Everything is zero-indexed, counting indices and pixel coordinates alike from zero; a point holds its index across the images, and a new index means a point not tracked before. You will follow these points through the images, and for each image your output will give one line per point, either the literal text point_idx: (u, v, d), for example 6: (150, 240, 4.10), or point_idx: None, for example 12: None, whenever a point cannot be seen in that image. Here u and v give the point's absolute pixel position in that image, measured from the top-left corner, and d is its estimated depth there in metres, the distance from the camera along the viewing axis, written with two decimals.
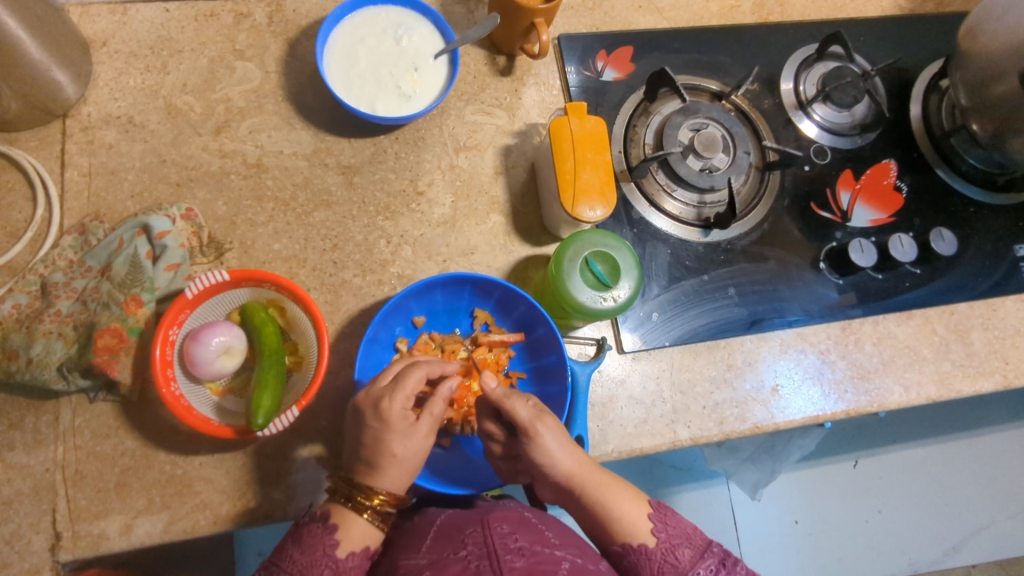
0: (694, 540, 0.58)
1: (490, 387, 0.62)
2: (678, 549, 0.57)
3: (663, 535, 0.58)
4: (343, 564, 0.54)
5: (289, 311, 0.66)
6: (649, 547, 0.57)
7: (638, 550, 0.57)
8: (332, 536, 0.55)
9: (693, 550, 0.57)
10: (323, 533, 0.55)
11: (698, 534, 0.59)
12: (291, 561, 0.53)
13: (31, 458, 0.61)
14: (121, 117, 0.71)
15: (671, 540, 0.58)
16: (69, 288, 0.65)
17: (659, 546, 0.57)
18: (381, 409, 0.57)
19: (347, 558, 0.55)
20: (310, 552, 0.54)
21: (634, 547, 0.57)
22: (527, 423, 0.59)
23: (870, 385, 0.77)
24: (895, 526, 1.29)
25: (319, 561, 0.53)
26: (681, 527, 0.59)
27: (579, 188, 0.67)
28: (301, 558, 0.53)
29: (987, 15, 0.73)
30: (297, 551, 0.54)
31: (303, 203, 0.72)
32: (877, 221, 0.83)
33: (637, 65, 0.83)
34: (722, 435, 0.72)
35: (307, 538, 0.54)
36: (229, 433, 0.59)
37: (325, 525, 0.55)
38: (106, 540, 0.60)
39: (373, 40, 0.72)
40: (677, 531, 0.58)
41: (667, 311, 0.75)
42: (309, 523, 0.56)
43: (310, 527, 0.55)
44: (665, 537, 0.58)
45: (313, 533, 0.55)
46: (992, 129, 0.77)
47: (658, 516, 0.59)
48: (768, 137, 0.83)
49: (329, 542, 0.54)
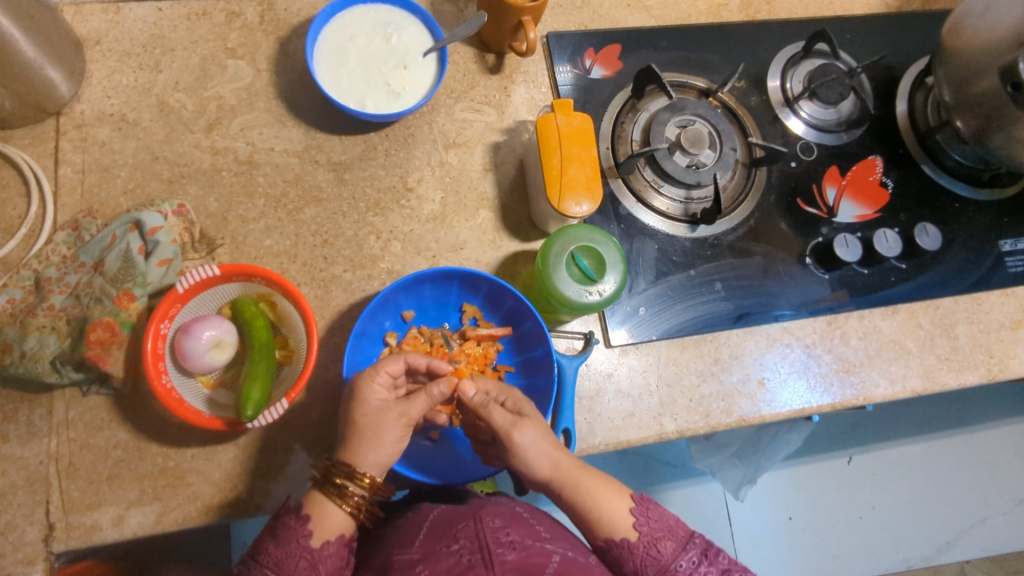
0: (677, 532, 0.59)
1: (469, 395, 0.63)
2: (660, 542, 0.58)
3: (645, 529, 0.58)
4: (318, 554, 0.54)
5: (279, 306, 0.67)
6: (631, 542, 0.58)
7: (621, 545, 0.58)
8: (306, 526, 0.55)
9: (675, 542, 0.58)
10: (297, 525, 0.55)
11: (680, 525, 0.60)
12: (267, 554, 0.54)
13: (25, 450, 0.62)
14: (114, 115, 0.72)
15: (653, 533, 0.58)
16: (62, 283, 0.66)
17: (641, 540, 0.58)
18: (361, 402, 0.59)
19: (322, 548, 0.55)
20: (286, 544, 0.54)
21: (617, 542, 0.58)
22: (505, 428, 0.60)
23: (855, 378, 0.78)
24: (888, 522, 1.30)
25: (294, 552, 0.54)
26: (662, 521, 0.59)
27: (565, 183, 0.68)
28: (276, 551, 0.54)
29: (970, 12, 0.75)
30: (272, 544, 0.54)
31: (294, 199, 0.73)
32: (863, 217, 0.84)
33: (625, 63, 0.83)
34: (708, 427, 0.73)
35: (282, 531, 0.55)
36: (219, 425, 0.60)
37: (300, 517, 0.55)
38: (99, 530, 0.61)
39: (362, 38, 0.73)
40: (659, 524, 0.59)
41: (653, 305, 0.76)
42: (283, 515, 0.56)
43: (285, 519, 0.56)
44: (647, 531, 0.58)
45: (287, 525, 0.55)
46: (975, 126, 0.78)
47: (640, 509, 0.60)
48: (754, 134, 0.84)
49: (303, 533, 0.54)
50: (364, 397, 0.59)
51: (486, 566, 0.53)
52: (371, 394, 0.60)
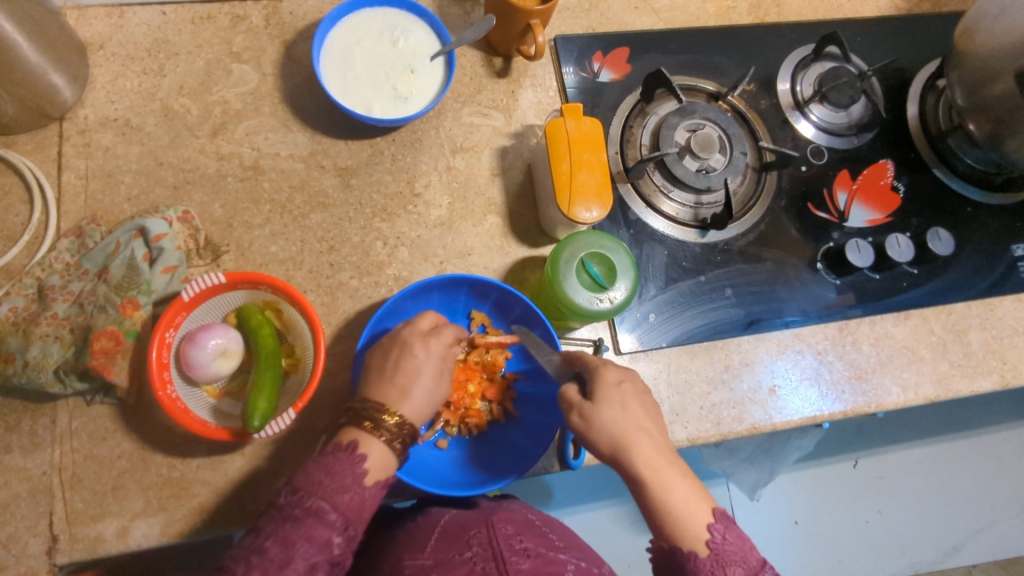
0: (749, 561, 0.55)
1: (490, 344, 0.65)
2: (728, 567, 0.54)
3: (719, 548, 0.55)
4: (366, 491, 0.54)
5: (285, 314, 0.66)
6: (699, 558, 0.54)
7: (688, 557, 0.55)
8: (355, 455, 0.55)
9: (745, 571, 0.54)
10: (346, 454, 0.55)
11: (754, 554, 0.56)
12: (320, 486, 0.53)
13: (28, 461, 0.61)
14: (118, 120, 0.71)
15: (726, 556, 0.54)
16: (66, 291, 0.65)
17: (709, 559, 0.54)
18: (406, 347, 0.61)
19: (372, 485, 0.55)
20: (340, 479, 0.54)
21: (684, 553, 0.55)
22: (578, 403, 0.61)
23: (868, 385, 0.77)
24: (896, 527, 1.29)
25: (350, 486, 0.54)
26: (738, 545, 0.56)
27: (574, 189, 0.67)
28: (327, 480, 0.54)
29: (984, 15, 0.73)
30: (326, 478, 0.54)
31: (300, 204, 0.72)
32: (874, 221, 0.83)
33: (633, 66, 0.83)
34: (719, 435, 0.72)
35: (331, 462, 0.55)
36: (225, 436, 0.59)
37: (351, 452, 0.55)
38: (103, 542, 0.60)
39: (369, 42, 0.72)
40: (733, 548, 0.55)
41: (663, 312, 0.75)
42: (331, 451, 0.55)
43: (334, 454, 0.55)
44: (719, 551, 0.55)
45: (338, 460, 0.55)
46: (990, 129, 0.77)
47: (719, 527, 0.56)
48: (764, 138, 0.83)
49: (354, 461, 0.55)
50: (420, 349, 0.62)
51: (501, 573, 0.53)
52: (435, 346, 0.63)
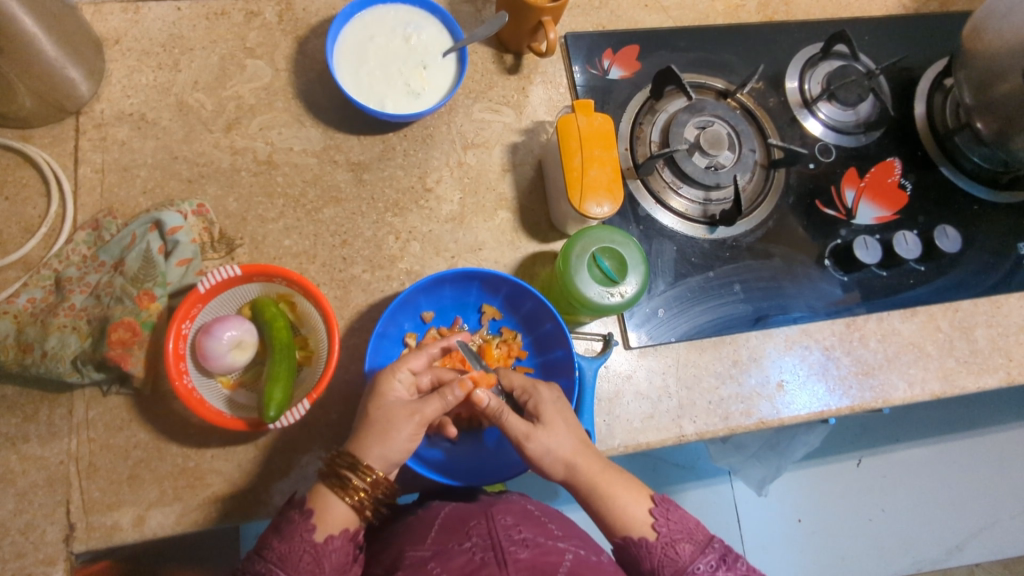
0: (696, 535, 0.58)
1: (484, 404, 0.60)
2: (678, 544, 0.57)
3: (664, 530, 0.58)
4: (323, 548, 0.53)
5: (299, 306, 0.67)
6: (649, 542, 0.58)
7: (639, 543, 0.58)
8: (310, 521, 0.54)
9: (693, 545, 0.57)
10: (301, 520, 0.54)
11: (700, 529, 0.59)
12: (272, 549, 0.53)
13: (45, 450, 0.62)
14: (133, 114, 0.72)
15: (671, 535, 0.58)
16: (82, 282, 0.66)
17: (659, 541, 0.58)
18: (379, 396, 0.59)
19: (327, 542, 0.54)
20: (289, 540, 0.53)
21: (635, 540, 0.58)
22: (523, 432, 0.60)
23: (875, 381, 0.77)
24: (897, 525, 1.30)
25: (298, 547, 0.53)
26: (682, 523, 0.59)
27: (586, 184, 0.67)
28: (280, 546, 0.53)
29: (991, 14, 0.74)
30: (277, 539, 0.54)
31: (313, 199, 0.73)
32: (882, 218, 0.83)
33: (643, 64, 0.83)
34: (727, 429, 0.73)
35: (286, 526, 0.54)
36: (241, 426, 0.60)
37: (305, 516, 0.54)
38: (120, 531, 0.61)
39: (382, 38, 0.73)
40: (678, 526, 0.59)
41: (672, 307, 0.75)
42: (291, 511, 0.56)
43: (289, 514, 0.55)
44: (665, 532, 0.58)
45: (292, 522, 0.54)
46: (997, 127, 0.78)
47: (660, 511, 0.60)
48: (773, 136, 0.84)
49: (307, 527, 0.54)
50: (381, 392, 0.59)
51: (499, 564, 0.53)
52: (390, 389, 0.60)
